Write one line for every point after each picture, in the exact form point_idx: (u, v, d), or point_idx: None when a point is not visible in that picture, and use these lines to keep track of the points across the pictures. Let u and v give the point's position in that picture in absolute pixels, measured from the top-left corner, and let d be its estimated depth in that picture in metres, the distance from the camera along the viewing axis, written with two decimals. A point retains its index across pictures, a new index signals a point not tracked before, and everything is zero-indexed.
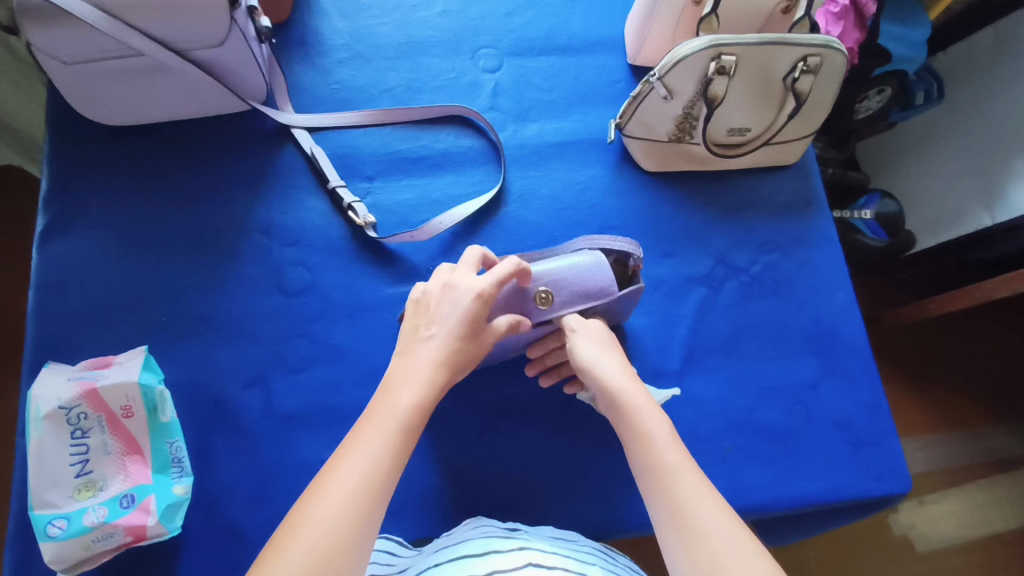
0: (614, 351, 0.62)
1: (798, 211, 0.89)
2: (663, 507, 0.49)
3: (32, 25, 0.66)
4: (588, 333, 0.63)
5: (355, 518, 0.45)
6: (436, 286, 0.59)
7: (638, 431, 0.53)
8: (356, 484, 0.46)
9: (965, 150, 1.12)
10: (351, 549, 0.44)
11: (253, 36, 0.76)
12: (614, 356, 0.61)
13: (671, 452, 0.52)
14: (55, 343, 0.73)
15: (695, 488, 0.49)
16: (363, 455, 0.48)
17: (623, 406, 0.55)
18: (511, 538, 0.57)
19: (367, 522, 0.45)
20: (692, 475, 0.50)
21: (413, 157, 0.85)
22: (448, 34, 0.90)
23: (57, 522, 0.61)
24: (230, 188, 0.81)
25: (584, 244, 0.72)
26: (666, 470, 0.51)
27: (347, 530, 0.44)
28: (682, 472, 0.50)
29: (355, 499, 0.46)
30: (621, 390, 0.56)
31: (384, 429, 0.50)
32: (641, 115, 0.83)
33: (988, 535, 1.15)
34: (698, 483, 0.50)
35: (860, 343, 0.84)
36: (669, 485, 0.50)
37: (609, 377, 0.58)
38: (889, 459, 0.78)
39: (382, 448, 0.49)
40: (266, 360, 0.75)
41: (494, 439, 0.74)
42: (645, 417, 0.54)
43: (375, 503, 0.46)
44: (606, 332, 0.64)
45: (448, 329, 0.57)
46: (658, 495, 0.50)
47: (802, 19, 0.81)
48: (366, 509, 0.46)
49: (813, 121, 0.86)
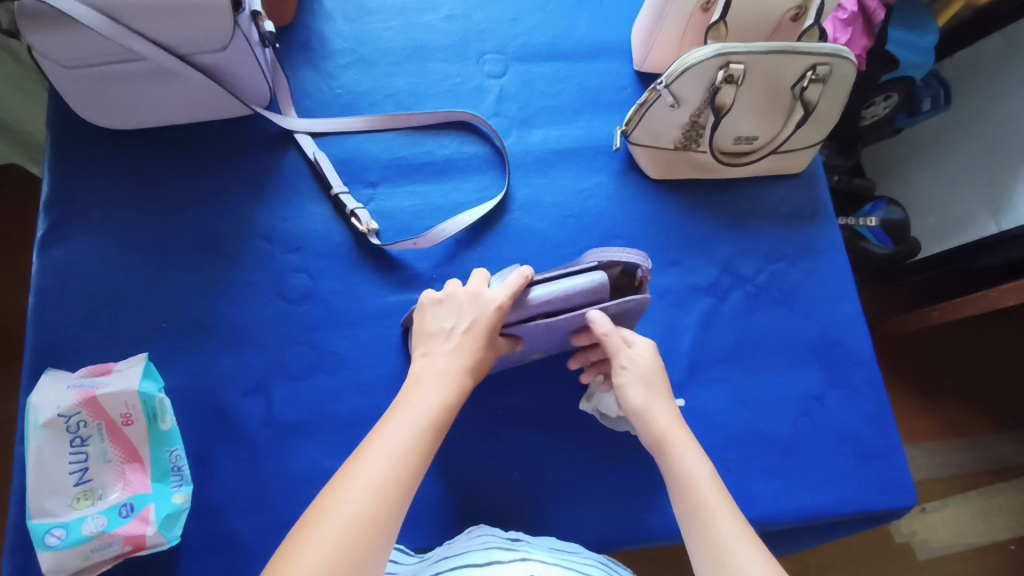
0: (665, 388, 0.62)
1: (804, 220, 0.88)
2: (702, 548, 0.50)
3: (32, 28, 0.65)
4: (636, 369, 0.62)
5: (385, 503, 0.46)
6: (462, 292, 0.62)
7: (682, 473, 0.55)
8: (384, 472, 0.47)
9: (973, 158, 1.11)
10: (380, 529, 0.45)
11: (256, 41, 0.76)
12: (663, 395, 0.61)
13: (712, 495, 0.53)
14: (55, 349, 0.72)
15: (735, 532, 0.50)
16: (390, 443, 0.50)
17: (666, 448, 0.57)
18: (513, 549, 0.56)
19: (397, 507, 0.46)
20: (734, 519, 0.52)
21: (416, 163, 0.84)
22: (453, 39, 0.90)
23: (56, 531, 0.61)
24: (234, 194, 0.80)
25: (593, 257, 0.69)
26: (708, 514, 0.52)
27: (378, 513, 0.45)
28: (723, 515, 0.52)
29: (386, 484, 0.47)
30: (665, 433, 0.58)
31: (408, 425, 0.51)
32: (649, 122, 0.82)
33: (991, 544, 1.15)
34: (739, 527, 0.51)
35: (866, 354, 0.83)
36: (710, 528, 0.51)
37: (655, 418, 0.59)
38: (894, 472, 0.78)
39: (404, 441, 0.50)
40: (267, 367, 0.74)
41: (496, 449, 0.73)
42: (689, 460, 0.56)
43: (403, 491, 0.47)
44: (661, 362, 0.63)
45: (474, 335, 0.59)
46: (699, 536, 0.51)
47: (812, 26, 0.78)
48: (396, 495, 0.47)
49: (821, 129, 0.85)
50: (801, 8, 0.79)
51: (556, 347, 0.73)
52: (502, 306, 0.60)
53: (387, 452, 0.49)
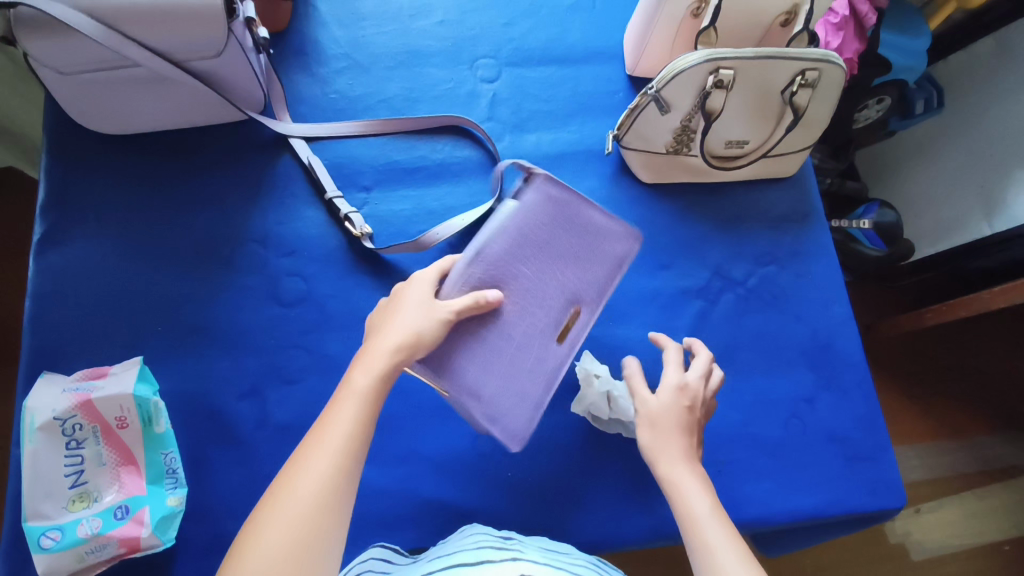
0: (675, 430, 0.62)
1: (795, 223, 0.89)
2: None
3: (29, 35, 0.66)
4: (651, 415, 0.63)
5: (331, 489, 0.47)
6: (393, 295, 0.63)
7: (683, 512, 0.56)
8: (327, 462, 0.48)
9: (965, 161, 1.11)
10: (328, 514, 0.46)
11: (250, 46, 0.76)
12: (672, 435, 0.62)
13: (712, 531, 0.54)
14: (51, 353, 0.73)
15: (734, 566, 0.51)
16: (332, 434, 0.50)
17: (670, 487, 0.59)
18: (504, 549, 0.56)
19: (342, 491, 0.48)
20: (733, 552, 0.52)
21: (409, 168, 0.85)
22: (447, 44, 0.90)
23: (51, 534, 0.62)
24: (229, 199, 0.81)
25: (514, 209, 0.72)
26: (709, 552, 0.53)
27: (325, 503, 0.46)
28: (723, 550, 0.52)
29: (331, 472, 0.48)
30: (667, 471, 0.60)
31: (356, 405, 0.52)
32: (640, 127, 0.83)
33: (984, 545, 1.15)
34: (737, 559, 0.51)
35: (856, 357, 0.83)
36: (710, 564, 0.52)
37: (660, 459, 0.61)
38: (884, 473, 0.78)
39: (349, 425, 0.51)
40: (261, 371, 0.75)
41: (488, 452, 0.74)
42: (696, 500, 0.57)
43: (347, 475, 0.48)
44: (686, 403, 0.63)
45: (411, 299, 0.59)
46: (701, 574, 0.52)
47: (801, 32, 0.80)
48: (341, 481, 0.48)
49: (811, 133, 0.85)
50: (791, 13, 0.80)
51: (579, 295, 0.70)
52: (425, 275, 0.62)
53: (334, 438, 0.49)
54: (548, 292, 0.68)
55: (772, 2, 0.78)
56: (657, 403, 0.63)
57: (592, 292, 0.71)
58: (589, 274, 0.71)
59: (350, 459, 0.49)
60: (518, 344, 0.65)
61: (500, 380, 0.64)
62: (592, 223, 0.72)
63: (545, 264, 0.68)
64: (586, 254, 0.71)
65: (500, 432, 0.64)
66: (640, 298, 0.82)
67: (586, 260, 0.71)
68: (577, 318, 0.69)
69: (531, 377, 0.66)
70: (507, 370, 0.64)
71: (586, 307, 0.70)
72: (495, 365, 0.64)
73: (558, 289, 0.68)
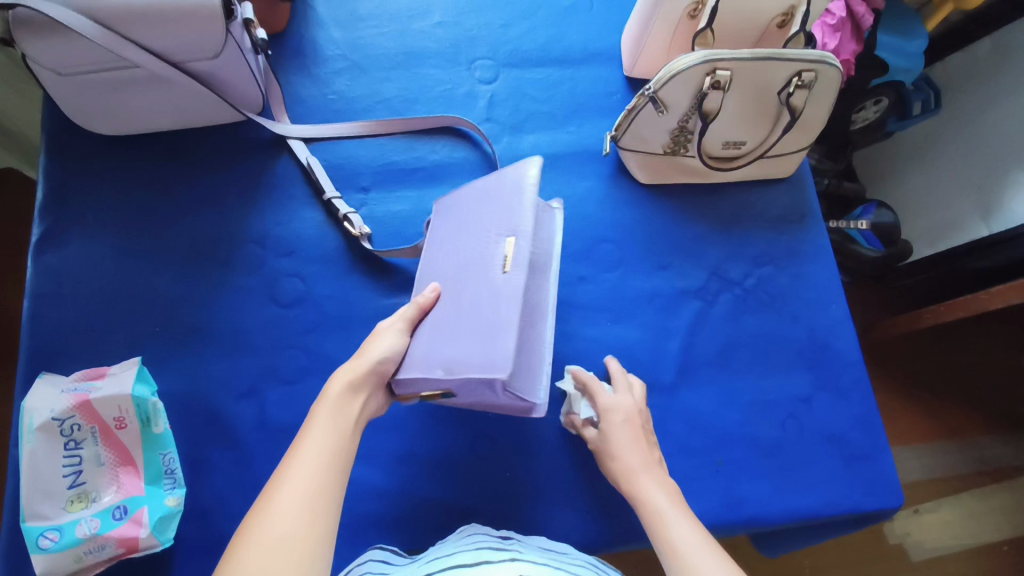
0: (637, 442, 0.65)
1: (792, 224, 0.89)
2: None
3: (28, 36, 0.66)
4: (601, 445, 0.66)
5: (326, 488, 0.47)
6: None
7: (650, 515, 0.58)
8: (320, 465, 0.49)
9: (961, 163, 1.12)
10: (326, 510, 0.46)
11: (248, 48, 0.77)
12: (635, 447, 0.64)
13: (677, 529, 0.55)
14: (50, 354, 0.73)
15: (698, 555, 0.52)
16: (323, 442, 0.51)
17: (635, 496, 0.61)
18: (503, 550, 0.56)
19: (335, 491, 0.48)
20: (696, 545, 0.53)
21: (407, 168, 0.85)
22: (445, 45, 0.91)
23: (49, 534, 0.62)
24: (227, 200, 0.81)
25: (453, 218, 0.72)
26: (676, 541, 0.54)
27: (321, 500, 0.46)
28: (689, 545, 0.54)
29: (324, 473, 0.49)
30: (633, 479, 0.62)
31: (332, 423, 0.53)
32: (637, 128, 0.83)
33: (982, 545, 1.15)
34: (701, 550, 0.53)
35: (853, 357, 0.84)
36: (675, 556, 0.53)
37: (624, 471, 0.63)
38: (881, 472, 0.78)
39: (334, 435, 0.52)
40: (260, 371, 0.75)
41: (486, 451, 0.74)
42: (658, 500, 0.59)
43: (338, 480, 0.49)
44: (619, 419, 0.66)
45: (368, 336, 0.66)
46: (669, 565, 0.53)
47: (796, 34, 0.80)
48: (333, 483, 0.48)
49: (808, 134, 0.85)
50: (788, 15, 0.80)
51: (511, 226, 0.63)
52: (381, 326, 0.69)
53: (314, 450, 0.50)
54: (483, 251, 0.64)
55: (768, 4, 0.79)
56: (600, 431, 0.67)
57: (520, 216, 0.63)
58: (513, 205, 0.64)
59: (339, 465, 0.50)
60: (467, 307, 0.61)
61: (465, 336, 0.58)
62: (511, 171, 0.68)
63: (471, 237, 0.66)
64: (510, 194, 0.66)
65: (479, 372, 0.55)
66: (638, 299, 0.83)
67: (507, 200, 0.66)
68: (514, 244, 0.61)
69: (490, 318, 0.58)
70: (467, 326, 0.59)
71: (520, 229, 0.62)
72: (453, 331, 0.60)
73: (489, 239, 0.64)
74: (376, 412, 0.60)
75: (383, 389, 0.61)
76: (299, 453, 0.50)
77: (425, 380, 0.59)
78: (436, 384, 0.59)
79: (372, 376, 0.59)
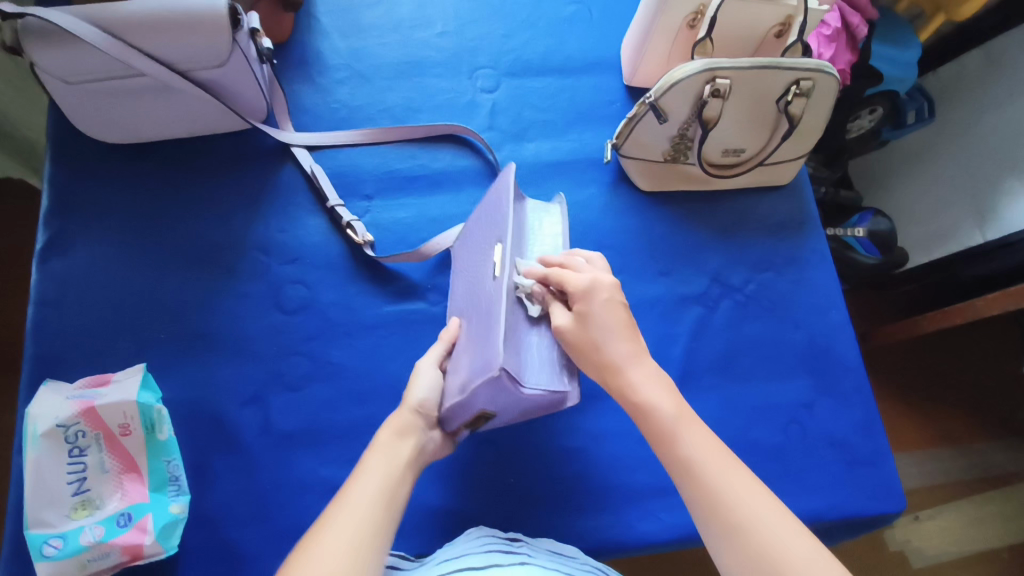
0: (616, 327, 0.59)
1: (791, 230, 0.90)
2: (695, 490, 0.53)
3: (36, 44, 0.68)
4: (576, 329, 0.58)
5: (374, 528, 0.51)
6: None
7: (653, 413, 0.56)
8: (369, 506, 0.52)
9: (955, 169, 1.14)
10: (372, 549, 0.50)
11: (254, 57, 0.77)
12: (622, 335, 0.58)
13: (694, 432, 0.55)
14: (55, 361, 0.73)
15: (725, 472, 0.53)
16: (373, 481, 0.54)
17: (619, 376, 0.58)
18: (512, 554, 0.57)
19: (383, 532, 0.51)
20: (721, 456, 0.54)
21: (410, 176, 0.86)
22: (447, 55, 0.92)
23: (53, 542, 0.62)
24: (231, 207, 0.81)
25: (464, 249, 0.73)
26: (690, 451, 0.54)
27: (366, 540, 0.50)
28: (708, 455, 0.54)
29: (373, 511, 0.52)
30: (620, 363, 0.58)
31: (385, 466, 0.56)
32: (638, 136, 0.84)
33: (983, 552, 1.16)
34: (729, 462, 0.54)
35: (853, 361, 0.84)
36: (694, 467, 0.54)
37: (611, 349, 0.58)
38: (883, 478, 0.79)
39: (384, 474, 0.55)
40: (264, 378, 0.75)
41: (491, 456, 0.74)
42: (657, 394, 0.57)
43: (389, 520, 0.52)
44: (601, 298, 0.59)
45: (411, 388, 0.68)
46: (685, 476, 0.54)
47: (795, 43, 0.81)
48: (382, 523, 0.52)
49: (805, 142, 0.87)
50: (785, 25, 0.82)
51: (497, 235, 0.64)
52: None
53: (365, 496, 0.53)
54: (484, 265, 0.65)
55: (764, 16, 0.80)
56: (578, 315, 0.59)
57: (503, 224, 0.64)
58: (499, 216, 0.65)
59: (389, 506, 0.53)
60: (477, 327, 0.62)
61: (476, 353, 0.59)
62: (495, 180, 0.68)
63: (475, 261, 0.68)
64: (496, 204, 0.66)
65: (481, 379, 0.55)
66: (641, 305, 0.83)
67: (494, 212, 0.66)
68: (501, 250, 0.62)
69: (489, 327, 0.58)
70: (478, 342, 0.59)
71: (503, 234, 0.63)
72: (470, 351, 0.61)
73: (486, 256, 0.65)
74: (431, 453, 0.62)
75: (436, 429, 0.63)
76: (348, 498, 0.53)
77: (459, 406, 0.60)
78: (469, 407, 0.60)
79: (418, 419, 0.61)
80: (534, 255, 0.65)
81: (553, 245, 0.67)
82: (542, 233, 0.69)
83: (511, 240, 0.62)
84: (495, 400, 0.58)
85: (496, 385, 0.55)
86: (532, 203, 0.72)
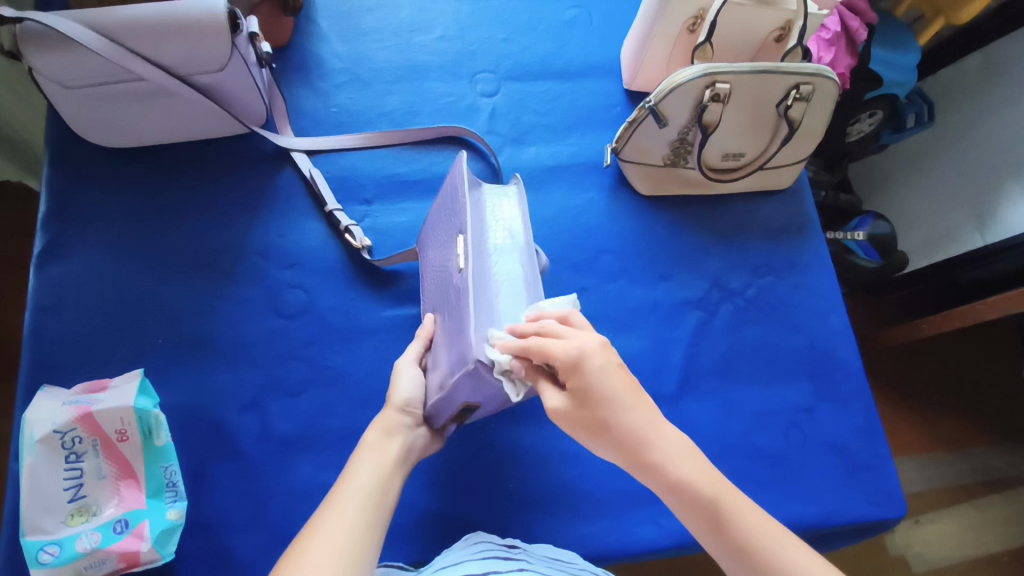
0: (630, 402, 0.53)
1: (791, 235, 0.90)
2: (741, 564, 0.51)
3: (34, 50, 0.68)
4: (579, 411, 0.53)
5: (365, 529, 0.51)
6: None
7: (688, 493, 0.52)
8: (359, 508, 0.52)
9: (956, 173, 1.13)
10: (363, 549, 0.50)
11: (253, 61, 0.77)
12: (632, 407, 0.53)
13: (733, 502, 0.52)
14: (52, 366, 0.72)
15: (767, 534, 0.51)
16: (363, 482, 0.54)
17: (648, 463, 0.53)
18: (511, 560, 0.57)
19: (373, 532, 0.51)
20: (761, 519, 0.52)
21: (410, 180, 0.86)
22: (447, 59, 0.92)
23: (49, 549, 0.62)
24: (230, 212, 0.81)
25: (432, 237, 0.72)
26: (735, 526, 0.51)
27: (358, 541, 0.50)
28: (750, 522, 0.52)
29: (363, 512, 0.52)
30: (644, 441, 0.53)
31: (374, 467, 0.56)
32: (638, 140, 0.84)
33: (984, 556, 1.15)
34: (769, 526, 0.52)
35: (854, 366, 0.84)
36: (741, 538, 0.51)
37: (630, 424, 0.53)
38: (884, 483, 0.78)
39: (373, 475, 0.55)
40: (262, 383, 0.74)
41: (489, 462, 0.73)
42: (689, 474, 0.52)
43: (379, 522, 0.52)
44: (596, 366, 0.52)
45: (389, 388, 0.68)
46: (733, 552, 0.51)
47: (794, 48, 0.81)
48: (372, 524, 0.52)
49: (805, 146, 0.87)
50: (785, 29, 0.82)
51: (458, 226, 0.61)
52: None
53: (356, 498, 0.53)
54: (449, 259, 0.63)
55: (763, 20, 0.80)
56: (575, 392, 0.53)
57: (462, 214, 0.61)
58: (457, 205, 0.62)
59: (379, 507, 0.53)
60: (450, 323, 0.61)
61: (453, 347, 0.58)
62: (450, 170, 0.66)
63: (442, 254, 0.66)
64: (453, 192, 0.64)
65: (461, 372, 0.55)
66: (641, 309, 0.83)
67: (454, 201, 0.64)
68: (462, 242, 0.59)
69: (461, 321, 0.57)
70: (454, 336, 0.59)
71: (463, 226, 0.60)
72: (447, 346, 0.60)
73: (450, 248, 0.62)
74: (419, 452, 0.62)
75: (423, 426, 0.63)
76: (337, 500, 0.52)
77: (442, 400, 0.60)
78: (454, 401, 0.59)
79: (404, 417, 0.61)
80: (495, 240, 0.62)
81: (512, 225, 0.63)
82: (502, 208, 0.65)
83: (470, 231, 0.59)
84: (480, 391, 0.58)
85: (476, 376, 0.55)
86: (489, 187, 0.67)
